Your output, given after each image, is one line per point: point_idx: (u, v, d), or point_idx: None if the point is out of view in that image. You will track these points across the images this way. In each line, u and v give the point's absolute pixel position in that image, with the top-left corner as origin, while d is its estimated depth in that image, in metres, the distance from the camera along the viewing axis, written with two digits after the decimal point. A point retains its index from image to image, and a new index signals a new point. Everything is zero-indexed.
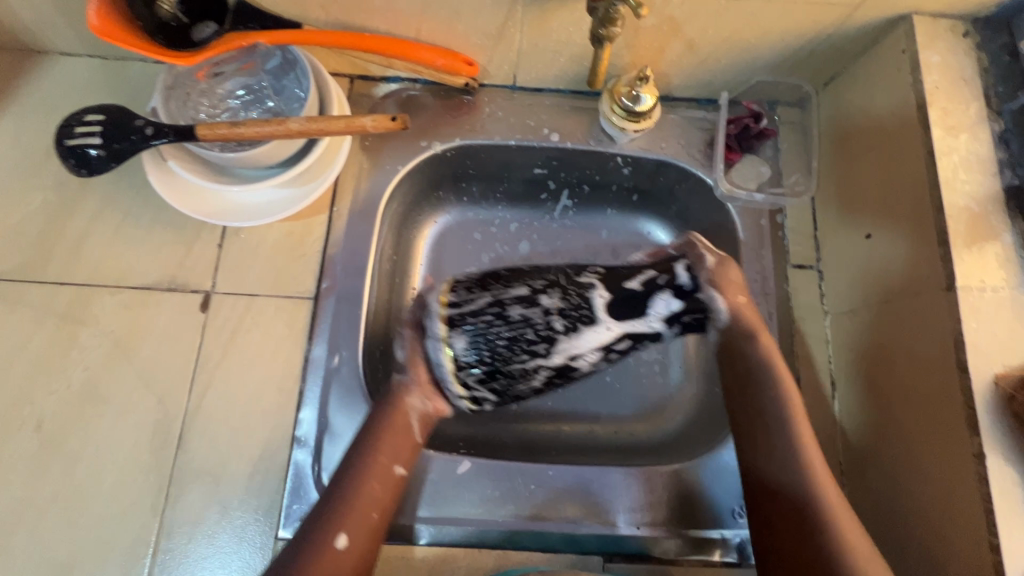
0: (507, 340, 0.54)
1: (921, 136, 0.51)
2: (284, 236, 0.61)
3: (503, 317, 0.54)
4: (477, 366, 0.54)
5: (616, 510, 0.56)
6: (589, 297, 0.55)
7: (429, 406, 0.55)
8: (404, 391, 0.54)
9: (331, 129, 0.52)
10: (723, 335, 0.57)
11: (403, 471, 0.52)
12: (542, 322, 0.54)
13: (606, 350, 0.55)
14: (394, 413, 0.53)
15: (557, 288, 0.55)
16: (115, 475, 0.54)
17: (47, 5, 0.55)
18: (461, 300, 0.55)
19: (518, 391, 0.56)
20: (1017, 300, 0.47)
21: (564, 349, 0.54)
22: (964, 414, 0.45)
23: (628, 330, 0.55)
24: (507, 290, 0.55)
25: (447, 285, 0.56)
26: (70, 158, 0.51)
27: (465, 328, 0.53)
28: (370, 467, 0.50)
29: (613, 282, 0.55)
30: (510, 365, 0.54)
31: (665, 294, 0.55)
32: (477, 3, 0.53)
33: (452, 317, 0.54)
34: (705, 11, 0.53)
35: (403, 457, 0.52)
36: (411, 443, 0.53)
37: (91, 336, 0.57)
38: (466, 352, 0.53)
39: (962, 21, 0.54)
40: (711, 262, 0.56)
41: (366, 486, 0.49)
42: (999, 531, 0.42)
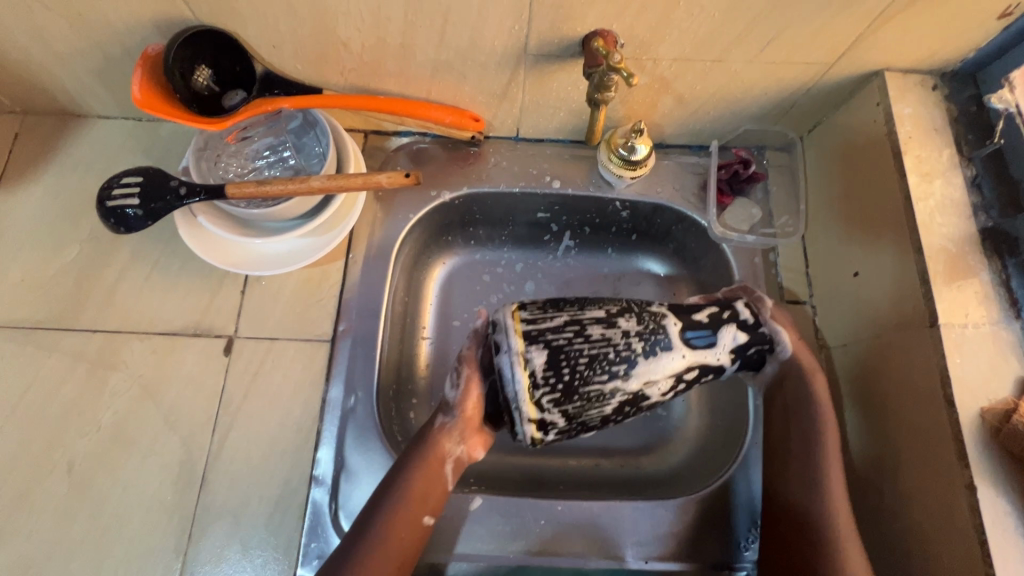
0: (585, 360, 0.51)
1: (899, 182, 0.55)
2: (302, 282, 0.65)
3: (583, 335, 0.52)
4: (552, 385, 0.50)
5: (624, 545, 0.58)
6: (663, 324, 0.54)
7: (464, 450, 0.54)
8: (444, 433, 0.54)
9: (349, 185, 0.57)
10: (781, 369, 0.59)
11: (432, 519, 0.53)
12: (622, 344, 0.52)
13: (678, 380, 0.54)
14: (433, 453, 0.53)
15: (632, 313, 0.54)
16: (141, 515, 0.56)
17: (91, 76, 0.61)
18: (535, 316, 0.52)
19: (589, 416, 0.52)
20: (998, 336, 0.49)
21: (642, 373, 0.52)
22: (954, 445, 0.47)
23: (698, 361, 0.54)
24: (584, 311, 0.53)
25: (516, 303, 0.53)
26: (109, 218, 0.55)
27: (544, 344, 0.50)
28: (401, 514, 0.51)
29: (682, 312, 0.56)
30: (588, 385, 0.51)
31: (731, 327, 0.56)
32: (482, 68, 0.58)
33: (529, 331, 0.51)
34: (692, 71, 0.57)
35: (432, 505, 0.53)
36: (441, 487, 0.53)
37: (120, 381, 0.60)
38: (542, 368, 0.50)
39: (930, 76, 0.58)
40: (766, 301, 0.59)
41: (394, 536, 0.50)
42: (993, 561, 0.44)
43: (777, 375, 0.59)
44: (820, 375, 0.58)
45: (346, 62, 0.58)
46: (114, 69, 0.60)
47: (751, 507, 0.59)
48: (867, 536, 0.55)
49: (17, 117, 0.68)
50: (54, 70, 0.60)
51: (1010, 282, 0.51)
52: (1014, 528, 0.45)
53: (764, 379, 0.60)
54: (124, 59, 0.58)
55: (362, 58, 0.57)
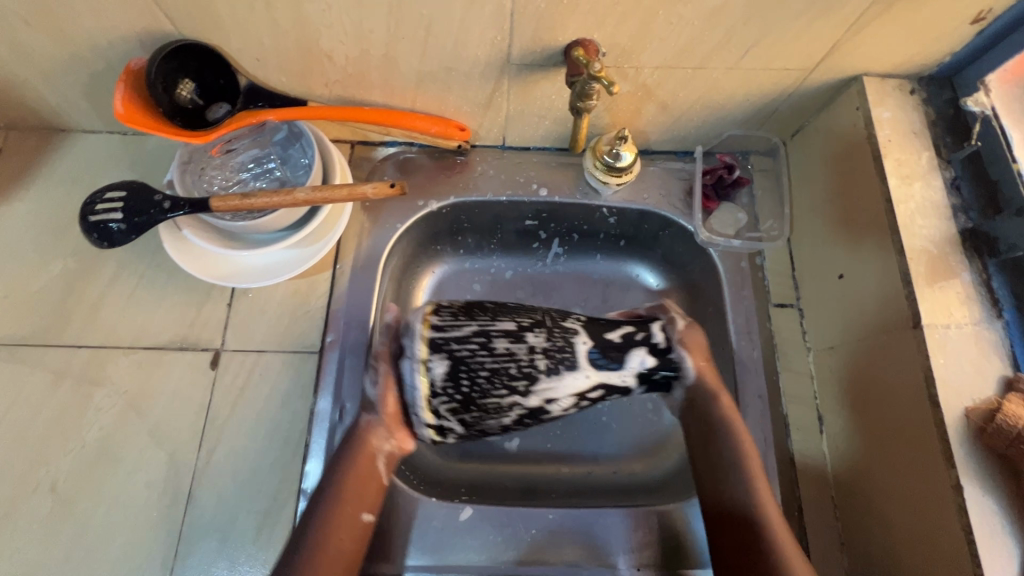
0: (484, 373, 0.54)
1: (878, 185, 0.56)
2: (290, 293, 0.65)
3: (488, 348, 0.54)
4: (450, 396, 0.53)
5: (616, 553, 0.57)
6: (572, 342, 0.55)
7: (394, 446, 0.56)
8: (370, 431, 0.55)
9: (335, 197, 0.56)
10: (688, 394, 0.60)
11: (372, 518, 0.53)
12: (525, 360, 0.54)
13: (580, 398, 0.56)
14: (362, 453, 0.54)
15: (542, 327, 0.56)
16: (126, 533, 0.56)
17: (75, 91, 0.61)
18: (445, 325, 0.54)
19: (487, 424, 0.56)
20: (980, 336, 0.50)
21: (542, 391, 0.55)
22: (940, 445, 0.47)
23: (602, 382, 0.56)
24: (493, 321, 0.55)
25: (430, 307, 0.56)
26: (92, 233, 0.55)
27: (447, 355, 0.53)
28: (334, 517, 0.52)
29: (596, 330, 0.57)
30: (486, 398, 0.54)
31: (641, 350, 0.57)
32: (466, 78, 0.58)
33: (435, 341, 0.54)
34: (674, 78, 0.58)
35: (370, 503, 0.54)
36: (377, 486, 0.54)
37: (105, 397, 0.59)
38: (443, 378, 0.53)
39: (908, 80, 0.59)
40: (678, 323, 0.60)
41: (334, 540, 0.51)
42: (981, 562, 0.44)
43: (686, 400, 0.60)
44: (726, 394, 0.59)
45: (331, 73, 0.58)
46: (98, 83, 0.60)
47: None
48: (858, 539, 0.55)
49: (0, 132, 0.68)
50: (37, 85, 0.60)
51: (990, 282, 0.52)
52: (1002, 527, 0.45)
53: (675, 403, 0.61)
54: (108, 74, 0.58)
55: (347, 69, 0.58)
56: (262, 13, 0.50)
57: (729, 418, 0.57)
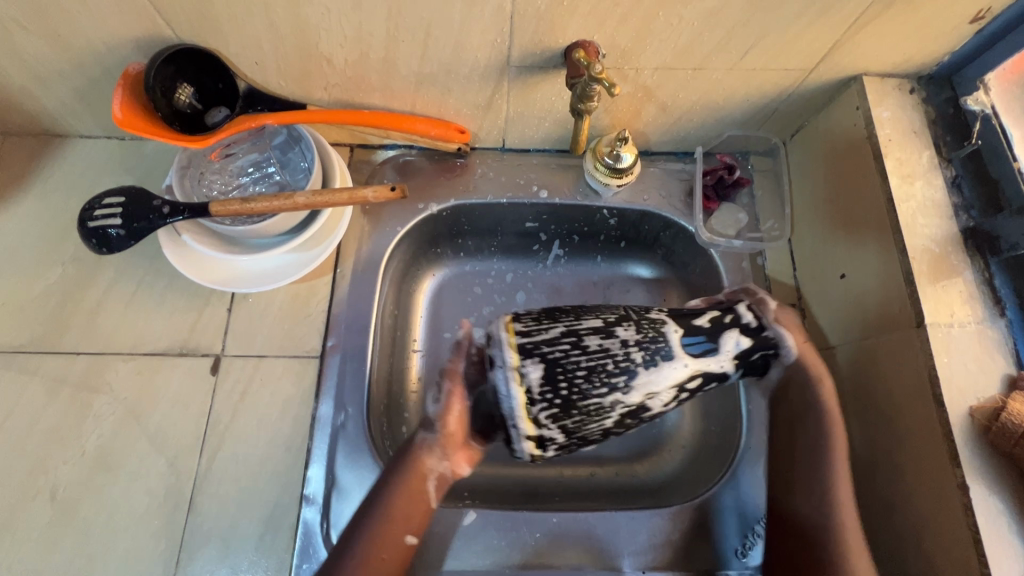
0: (580, 374, 0.49)
1: (880, 184, 0.56)
2: (290, 297, 0.64)
3: (580, 347, 0.50)
4: (548, 400, 0.49)
5: (621, 555, 0.57)
6: (664, 332, 0.53)
7: (448, 467, 0.53)
8: (426, 449, 0.53)
9: (336, 201, 0.56)
10: (787, 374, 0.59)
11: (414, 540, 0.52)
12: (621, 355, 0.51)
13: (680, 390, 0.53)
14: (413, 471, 0.52)
15: (630, 321, 0.52)
16: (128, 541, 0.55)
17: (72, 96, 0.61)
18: (531, 328, 0.50)
19: (587, 431, 0.51)
20: (984, 334, 0.50)
21: (642, 384, 0.51)
22: (945, 445, 0.47)
23: (701, 370, 0.53)
24: (580, 320, 0.52)
25: (511, 315, 0.51)
26: (92, 238, 0.54)
27: (539, 358, 0.49)
28: (382, 534, 0.50)
29: (683, 319, 0.54)
30: (587, 400, 0.49)
31: (734, 332, 0.55)
32: (466, 80, 0.58)
33: (524, 344, 0.49)
34: (674, 79, 0.58)
35: (415, 526, 0.52)
36: (424, 508, 0.52)
37: (105, 404, 0.59)
38: (539, 383, 0.48)
39: (907, 79, 0.59)
40: (770, 302, 0.59)
41: (374, 559, 0.50)
42: (988, 562, 0.44)
43: (782, 380, 0.59)
44: (829, 380, 0.57)
45: (330, 77, 0.58)
46: (94, 89, 0.60)
47: (750, 511, 0.58)
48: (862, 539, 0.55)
49: None
50: (33, 91, 0.60)
51: (993, 281, 0.52)
52: (1009, 527, 0.44)
53: (769, 385, 0.60)
54: (105, 79, 0.58)
55: (346, 72, 0.57)
56: (259, 17, 0.50)
57: (831, 419, 0.56)
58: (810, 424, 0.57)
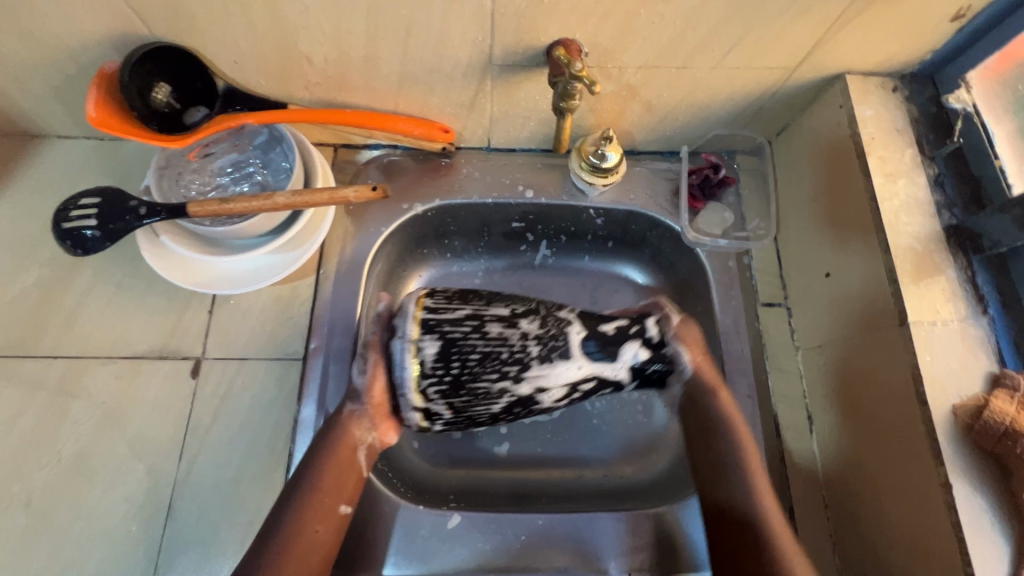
0: (477, 357, 0.51)
1: (863, 182, 0.56)
2: (272, 299, 0.64)
3: (480, 331, 0.52)
4: (440, 377, 0.50)
5: (606, 557, 0.56)
6: (566, 332, 0.53)
7: (376, 437, 0.53)
8: (353, 421, 0.53)
9: (316, 202, 0.55)
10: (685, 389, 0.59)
11: (349, 509, 0.52)
12: (519, 345, 0.52)
13: (572, 390, 0.54)
14: (341, 443, 0.52)
15: (536, 314, 0.54)
16: (104, 548, 0.54)
17: (49, 96, 0.60)
18: (439, 307, 0.52)
19: (475, 412, 0.52)
20: (966, 333, 0.50)
21: (535, 377, 0.52)
22: (928, 443, 0.47)
23: (596, 375, 0.54)
24: (487, 307, 0.54)
25: (424, 292, 0.53)
26: (66, 240, 0.53)
27: (438, 336, 0.50)
28: (310, 507, 0.50)
29: (590, 321, 0.54)
30: (477, 382, 0.51)
31: (634, 343, 0.55)
32: (449, 79, 0.58)
33: (427, 321, 0.51)
34: (658, 78, 0.58)
35: (348, 495, 0.52)
36: (355, 478, 0.52)
37: (81, 408, 0.58)
38: (433, 359, 0.50)
39: (891, 77, 0.59)
40: (672, 315, 0.58)
41: (305, 531, 0.49)
42: (971, 561, 0.43)
43: (684, 396, 0.59)
44: (724, 390, 0.58)
45: (311, 76, 0.57)
46: (71, 88, 0.59)
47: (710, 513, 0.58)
48: (849, 539, 0.55)
49: None
50: (9, 91, 0.59)
51: (976, 278, 0.52)
52: (992, 525, 0.44)
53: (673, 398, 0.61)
54: (82, 78, 0.57)
55: (328, 71, 0.57)
56: (237, 15, 0.49)
57: (733, 430, 0.56)
58: (723, 434, 0.57)
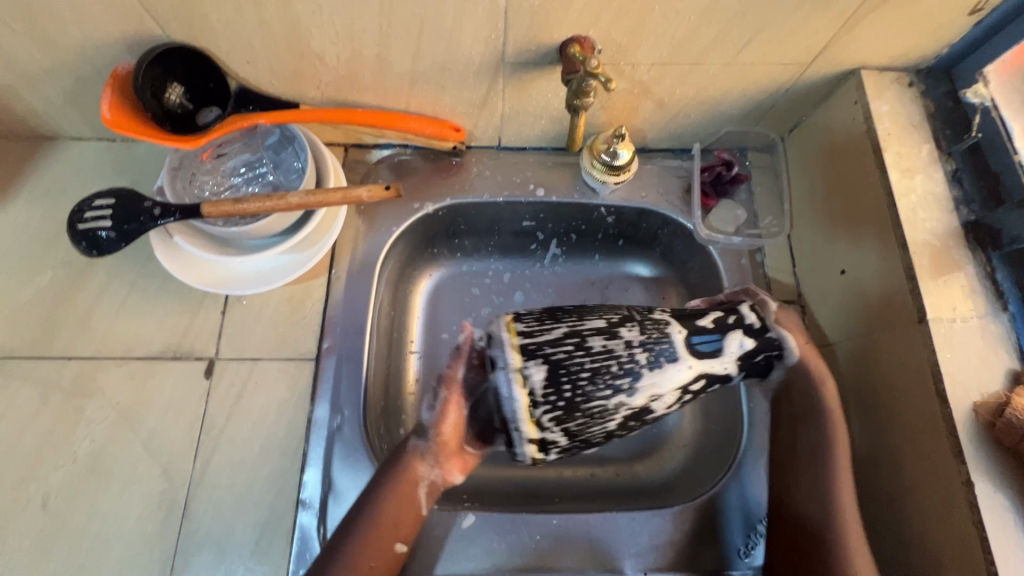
0: (586, 374, 0.48)
1: (880, 178, 0.55)
2: (284, 299, 0.64)
3: (583, 348, 0.49)
4: (553, 401, 0.47)
5: (622, 557, 0.56)
6: (668, 334, 0.51)
7: (439, 474, 0.52)
8: (419, 456, 0.52)
9: (329, 201, 0.55)
10: (788, 376, 0.57)
11: (405, 547, 0.51)
12: (626, 356, 0.49)
13: (683, 393, 0.51)
14: (406, 478, 0.51)
15: (633, 322, 0.51)
16: (121, 548, 0.54)
17: (62, 97, 0.60)
18: (532, 329, 0.49)
19: (592, 433, 0.49)
20: (986, 329, 0.49)
21: (646, 387, 0.49)
22: (948, 441, 0.46)
23: (705, 373, 0.51)
24: (584, 320, 0.50)
25: (512, 315, 0.50)
26: (81, 242, 0.53)
27: (542, 360, 0.47)
28: (371, 542, 0.49)
29: (686, 320, 0.53)
30: (591, 401, 0.48)
31: (738, 332, 0.54)
32: (461, 78, 0.58)
33: (526, 347, 0.48)
34: (671, 75, 0.57)
35: (404, 534, 0.51)
36: (415, 514, 0.51)
37: (96, 409, 0.58)
38: (541, 386, 0.47)
39: (906, 72, 0.59)
40: (772, 304, 0.57)
41: (363, 567, 0.49)
42: (994, 560, 0.43)
43: (784, 381, 0.58)
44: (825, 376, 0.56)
45: (322, 76, 0.57)
46: (84, 89, 0.59)
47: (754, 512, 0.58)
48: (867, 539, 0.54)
49: None
50: (22, 93, 0.59)
51: (995, 275, 0.51)
52: (1016, 524, 0.44)
53: (770, 387, 0.60)
54: (94, 79, 0.57)
55: (339, 71, 0.57)
56: (250, 15, 0.49)
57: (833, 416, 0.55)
58: (821, 421, 0.56)
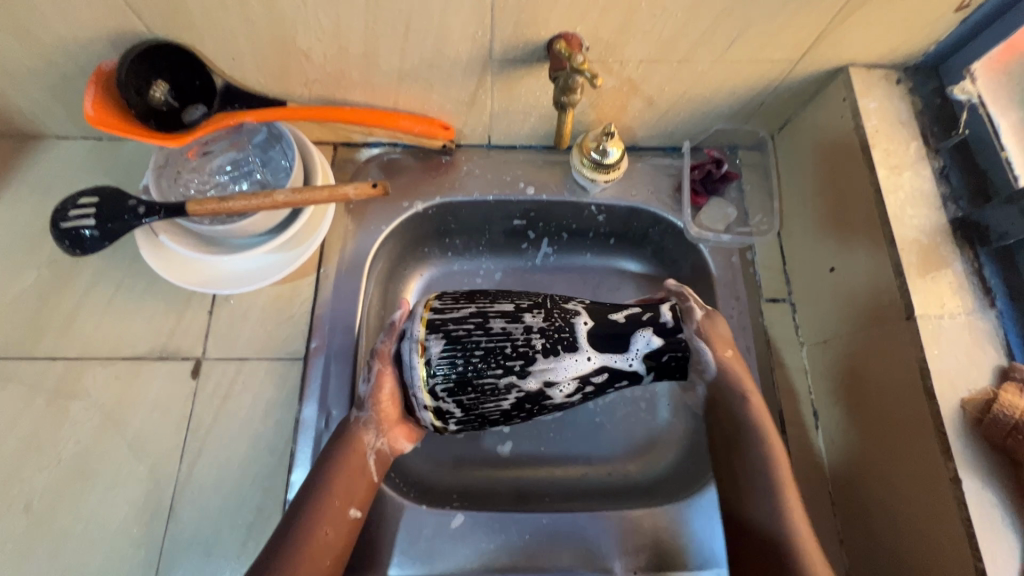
0: (481, 355, 0.49)
1: (868, 174, 0.55)
2: (273, 298, 0.63)
3: (483, 328, 0.50)
4: (446, 375, 0.49)
5: (612, 557, 0.56)
6: (573, 323, 0.52)
7: (386, 443, 0.54)
8: (362, 428, 0.53)
9: (316, 198, 0.55)
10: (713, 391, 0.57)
11: (359, 514, 0.51)
12: (523, 340, 0.50)
13: (584, 383, 0.51)
14: (351, 449, 0.52)
15: (541, 308, 0.52)
16: (104, 551, 0.53)
17: (47, 95, 0.60)
18: (445, 307, 0.51)
19: (485, 409, 0.51)
20: (974, 325, 0.49)
21: (543, 372, 0.50)
22: (937, 437, 0.46)
23: (607, 366, 0.51)
24: (492, 303, 0.52)
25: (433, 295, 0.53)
26: (64, 240, 0.52)
27: (442, 334, 0.49)
28: (323, 508, 0.49)
29: (600, 312, 0.53)
30: (482, 379, 0.49)
31: (646, 330, 0.52)
32: (448, 76, 0.58)
33: (432, 321, 0.50)
34: (659, 72, 0.57)
35: (359, 499, 0.51)
36: (366, 482, 0.52)
37: (81, 410, 0.58)
38: (437, 358, 0.49)
39: (894, 70, 0.59)
40: (700, 315, 0.55)
41: (316, 534, 0.48)
42: (982, 557, 0.43)
43: (709, 398, 0.58)
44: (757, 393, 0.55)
45: (310, 73, 0.57)
46: (69, 87, 0.58)
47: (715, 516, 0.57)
48: (859, 537, 0.54)
49: None
50: (6, 91, 0.59)
51: (982, 271, 0.51)
52: (1003, 520, 0.44)
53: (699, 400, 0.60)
54: (79, 77, 0.57)
55: (326, 68, 0.56)
56: (235, 11, 0.49)
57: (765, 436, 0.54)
58: (749, 438, 0.54)
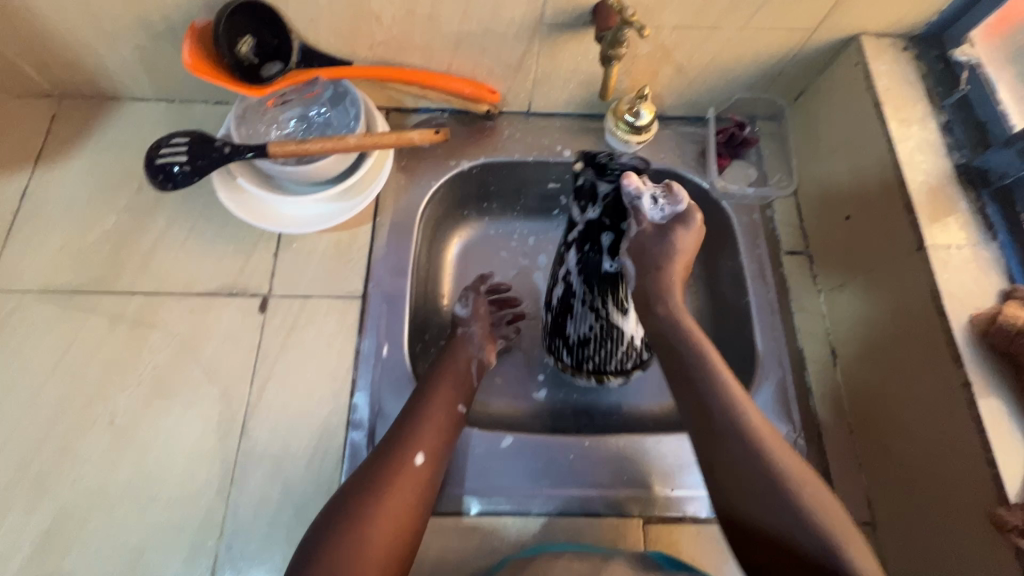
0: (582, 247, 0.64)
1: (881, 127, 0.61)
2: (333, 244, 0.68)
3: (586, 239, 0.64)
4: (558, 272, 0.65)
5: (651, 475, 0.60)
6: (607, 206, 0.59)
7: (483, 355, 0.65)
8: (466, 340, 0.65)
9: (383, 142, 0.62)
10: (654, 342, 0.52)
11: (464, 409, 0.59)
12: None
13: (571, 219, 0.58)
14: (456, 355, 0.63)
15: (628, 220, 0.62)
16: (184, 462, 0.58)
17: (134, 57, 0.66)
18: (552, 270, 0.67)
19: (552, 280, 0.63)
20: (979, 256, 0.55)
21: None
22: (947, 349, 0.52)
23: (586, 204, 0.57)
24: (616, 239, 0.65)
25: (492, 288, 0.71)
26: (157, 175, 0.59)
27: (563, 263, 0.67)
28: (440, 398, 0.57)
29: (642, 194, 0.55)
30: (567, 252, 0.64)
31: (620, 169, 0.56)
32: (501, 39, 0.64)
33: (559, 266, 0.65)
34: (690, 39, 0.64)
35: (463, 396, 0.59)
36: (467, 385, 0.61)
37: (158, 339, 0.62)
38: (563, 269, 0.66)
39: (901, 39, 0.65)
40: (639, 230, 0.50)
41: (433, 416, 0.56)
42: (993, 447, 0.48)
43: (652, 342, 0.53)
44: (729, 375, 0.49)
45: (376, 35, 0.63)
46: (156, 49, 0.65)
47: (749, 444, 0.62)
48: (875, 459, 0.59)
49: (54, 100, 0.72)
50: (97, 50, 0.65)
51: (985, 210, 0.57)
52: (1009, 417, 0.49)
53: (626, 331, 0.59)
54: (168, 37, 0.63)
55: (393, 30, 0.63)
56: None
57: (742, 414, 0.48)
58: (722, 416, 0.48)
